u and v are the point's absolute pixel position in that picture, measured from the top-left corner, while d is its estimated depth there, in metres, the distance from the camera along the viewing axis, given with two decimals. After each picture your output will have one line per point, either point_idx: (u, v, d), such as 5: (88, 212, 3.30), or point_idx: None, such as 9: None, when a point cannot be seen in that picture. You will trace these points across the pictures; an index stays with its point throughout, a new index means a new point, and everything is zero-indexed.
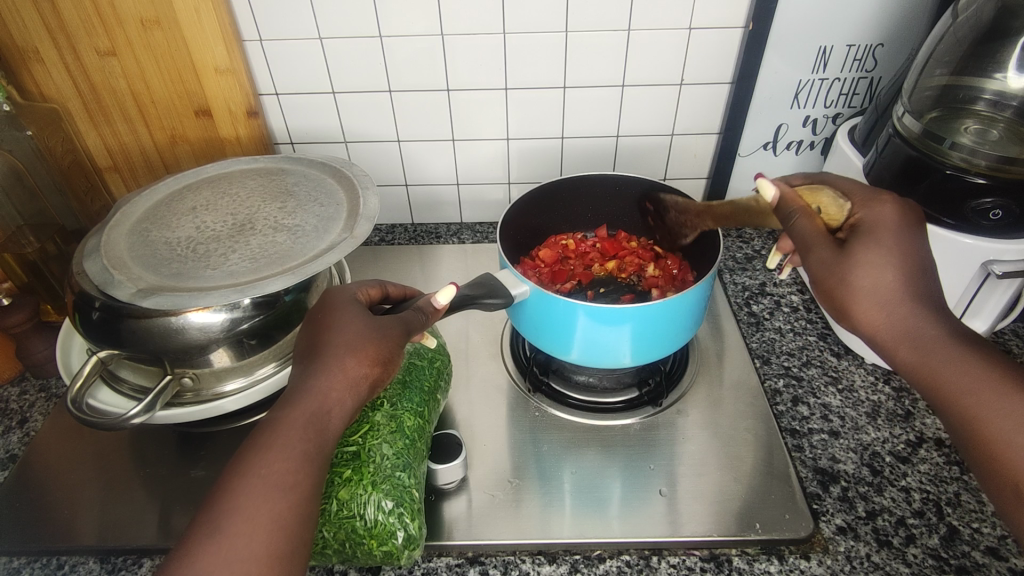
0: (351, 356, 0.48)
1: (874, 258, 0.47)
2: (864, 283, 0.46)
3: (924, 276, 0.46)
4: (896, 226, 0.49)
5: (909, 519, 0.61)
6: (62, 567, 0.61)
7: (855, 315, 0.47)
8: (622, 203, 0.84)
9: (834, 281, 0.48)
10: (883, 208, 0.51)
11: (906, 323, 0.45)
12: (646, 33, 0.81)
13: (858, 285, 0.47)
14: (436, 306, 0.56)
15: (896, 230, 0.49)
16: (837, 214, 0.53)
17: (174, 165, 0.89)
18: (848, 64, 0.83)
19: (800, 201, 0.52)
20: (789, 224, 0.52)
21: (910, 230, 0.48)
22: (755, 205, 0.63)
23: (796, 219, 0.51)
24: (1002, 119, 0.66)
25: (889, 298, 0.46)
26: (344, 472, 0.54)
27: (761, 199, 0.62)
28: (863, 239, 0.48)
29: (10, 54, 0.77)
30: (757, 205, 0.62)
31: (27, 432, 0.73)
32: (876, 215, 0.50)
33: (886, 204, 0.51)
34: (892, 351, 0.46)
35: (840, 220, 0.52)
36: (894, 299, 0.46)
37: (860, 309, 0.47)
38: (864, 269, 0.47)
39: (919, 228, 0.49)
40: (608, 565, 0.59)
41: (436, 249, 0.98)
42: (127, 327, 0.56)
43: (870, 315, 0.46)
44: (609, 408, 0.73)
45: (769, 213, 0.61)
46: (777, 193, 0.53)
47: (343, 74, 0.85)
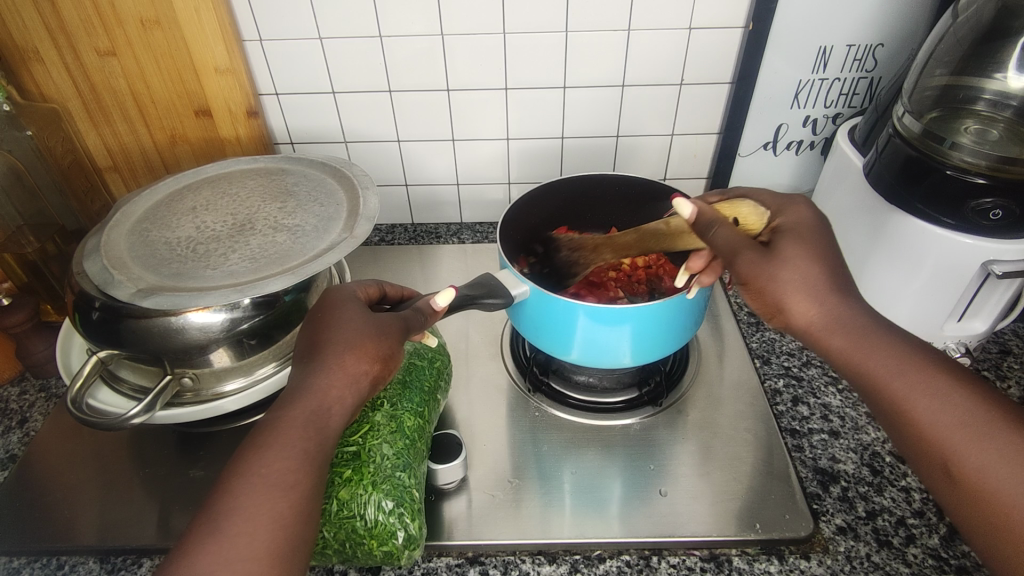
0: (350, 353, 0.48)
1: (798, 254, 0.47)
2: (789, 279, 0.46)
3: (843, 274, 0.47)
4: (811, 227, 0.50)
5: (909, 519, 0.61)
6: (61, 567, 0.61)
7: (788, 309, 0.46)
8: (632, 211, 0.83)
9: (762, 281, 0.47)
10: (795, 211, 0.53)
11: (837, 318, 0.44)
12: (646, 33, 0.81)
13: (787, 281, 0.46)
14: (436, 307, 0.56)
15: (815, 230, 0.50)
16: (756, 223, 0.56)
17: (174, 165, 0.89)
18: (848, 64, 0.83)
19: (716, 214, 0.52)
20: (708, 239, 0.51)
21: (821, 231, 0.50)
22: (666, 228, 0.67)
23: (715, 231, 0.51)
24: (1002, 119, 0.66)
25: (815, 290, 0.45)
26: (344, 472, 0.54)
27: (672, 220, 0.66)
28: (787, 240, 0.49)
29: (10, 54, 0.77)
30: (667, 227, 0.66)
31: (27, 432, 0.73)
32: (790, 218, 0.52)
33: (799, 207, 0.53)
34: (825, 344, 0.44)
35: (761, 228, 0.55)
36: (820, 289, 0.45)
37: (791, 303, 0.46)
38: (789, 267, 0.47)
39: (828, 228, 0.51)
40: (608, 565, 0.59)
41: (436, 249, 0.98)
42: (127, 327, 0.56)
43: (802, 307, 0.45)
44: (609, 408, 0.73)
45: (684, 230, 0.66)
46: (694, 210, 0.52)
47: (343, 74, 0.85)
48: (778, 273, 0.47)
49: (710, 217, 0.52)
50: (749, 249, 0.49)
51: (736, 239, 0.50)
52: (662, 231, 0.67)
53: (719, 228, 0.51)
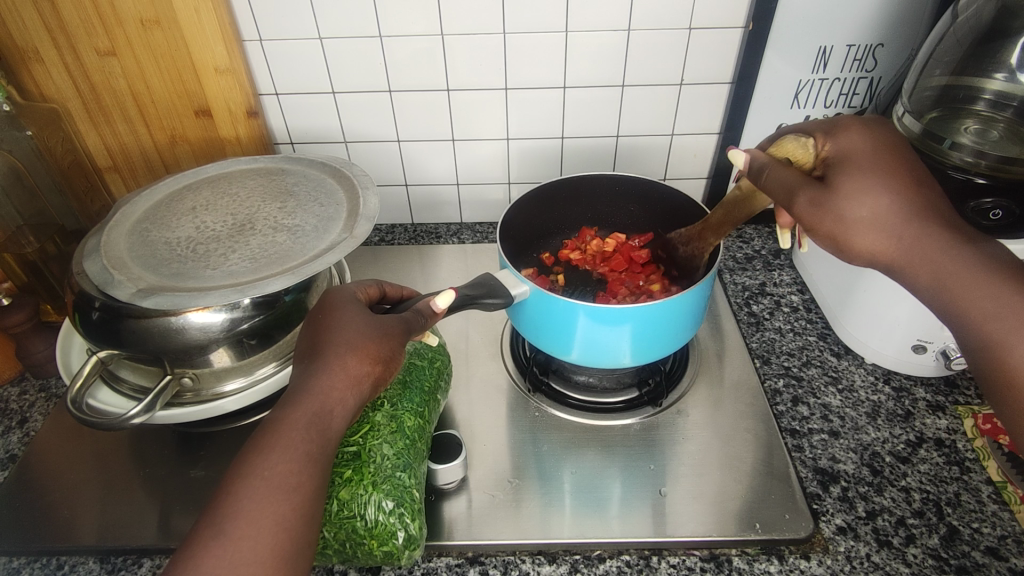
0: (351, 355, 0.48)
1: (864, 184, 0.46)
2: (858, 216, 0.46)
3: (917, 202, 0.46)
4: (862, 153, 0.49)
5: (909, 519, 0.61)
6: (62, 567, 0.61)
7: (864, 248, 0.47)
8: (666, 215, 0.81)
9: (830, 221, 0.47)
10: (846, 137, 0.50)
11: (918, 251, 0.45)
12: (646, 33, 0.81)
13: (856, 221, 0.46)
14: (436, 309, 0.56)
15: (870, 159, 0.48)
16: (804, 155, 0.52)
17: (174, 165, 0.89)
18: (848, 64, 0.83)
19: (769, 159, 0.53)
20: (762, 183, 0.52)
21: (883, 150, 0.49)
22: (739, 194, 0.61)
23: (766, 174, 0.52)
24: (1002, 119, 0.66)
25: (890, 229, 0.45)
26: (344, 472, 0.54)
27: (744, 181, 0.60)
28: (843, 171, 0.48)
29: (10, 55, 0.77)
30: (741, 191, 0.61)
31: (27, 432, 0.73)
32: (844, 145, 0.50)
33: (851, 131, 0.51)
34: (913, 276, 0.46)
35: (810, 161, 0.52)
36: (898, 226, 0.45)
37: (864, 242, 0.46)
38: (853, 200, 0.46)
39: (887, 146, 0.49)
40: (608, 565, 0.59)
41: (436, 249, 0.98)
42: (127, 327, 0.56)
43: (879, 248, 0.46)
44: (609, 408, 0.73)
45: (756, 189, 0.59)
46: (748, 158, 0.54)
47: (343, 75, 0.85)
48: (849, 209, 0.46)
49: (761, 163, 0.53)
50: (806, 190, 0.48)
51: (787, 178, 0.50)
52: (739, 198, 0.61)
53: (772, 171, 0.52)
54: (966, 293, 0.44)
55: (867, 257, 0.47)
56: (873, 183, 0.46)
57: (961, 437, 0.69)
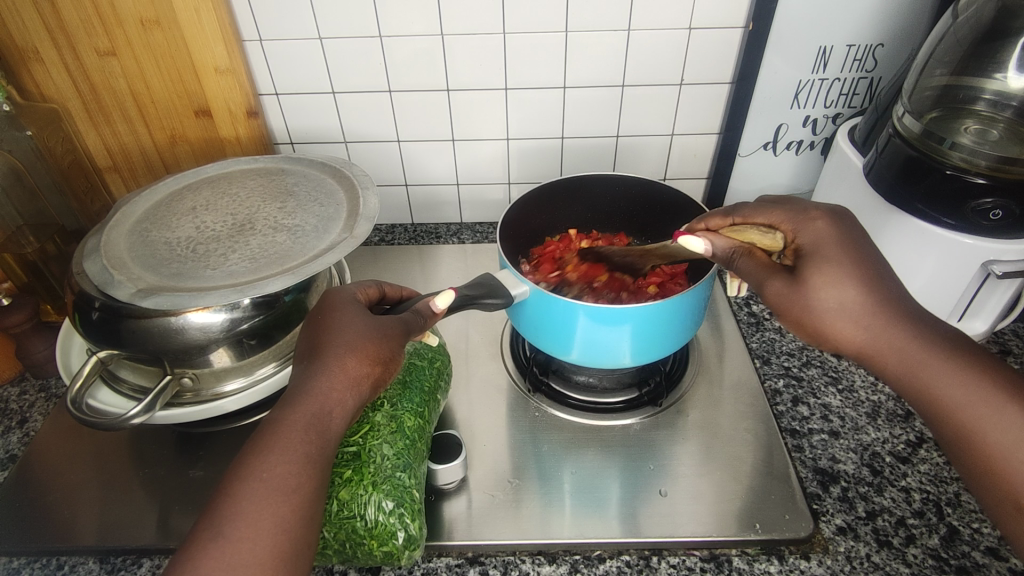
0: (351, 355, 0.48)
1: (829, 281, 0.48)
2: (825, 308, 0.48)
3: (887, 290, 0.48)
4: (830, 243, 0.50)
5: (909, 519, 0.61)
6: (61, 567, 0.61)
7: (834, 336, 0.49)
8: (637, 205, 0.82)
9: (799, 311, 0.49)
10: (812, 227, 0.52)
11: (887, 340, 0.46)
12: (646, 33, 0.81)
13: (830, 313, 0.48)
14: (435, 310, 0.56)
15: (837, 249, 0.50)
16: (773, 244, 0.55)
17: (174, 165, 0.89)
18: (849, 64, 0.83)
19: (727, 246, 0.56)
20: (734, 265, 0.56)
21: (850, 243, 0.50)
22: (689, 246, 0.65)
23: (736, 262, 0.55)
24: (1002, 119, 0.67)
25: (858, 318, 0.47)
26: (344, 472, 0.54)
27: (689, 236, 0.64)
28: (811, 264, 0.50)
29: (10, 55, 0.77)
30: (693, 240, 0.64)
31: (27, 432, 0.73)
32: (810, 237, 0.52)
33: (815, 220, 0.52)
34: (882, 366, 0.47)
35: (778, 248, 0.55)
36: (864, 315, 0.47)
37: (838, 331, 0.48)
38: (821, 295, 0.48)
39: (851, 236, 0.51)
40: (608, 566, 0.59)
41: (436, 249, 0.98)
42: (127, 327, 0.56)
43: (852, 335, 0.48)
44: (609, 408, 0.73)
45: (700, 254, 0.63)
46: (703, 244, 0.56)
47: (342, 75, 0.85)
48: (818, 303, 0.48)
49: (727, 253, 0.56)
50: (775, 284, 0.51)
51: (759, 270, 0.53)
52: (688, 253, 0.65)
53: (741, 264, 0.55)
54: (931, 380, 0.45)
55: (843, 346, 0.49)
56: (840, 278, 0.48)
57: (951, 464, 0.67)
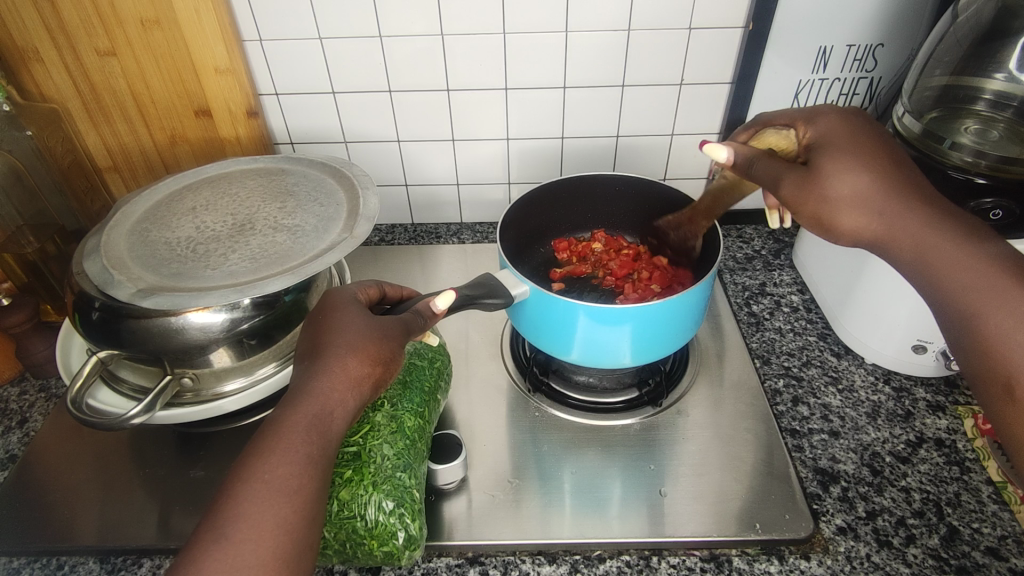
0: (352, 356, 0.48)
1: (845, 164, 0.50)
2: (842, 190, 0.49)
3: (896, 175, 0.49)
4: (840, 134, 0.52)
5: (909, 519, 0.61)
6: (62, 567, 0.61)
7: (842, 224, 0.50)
8: (613, 199, 0.83)
9: (813, 201, 0.51)
10: (823, 120, 0.54)
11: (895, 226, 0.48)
12: (646, 33, 0.81)
13: (836, 199, 0.49)
14: (436, 310, 0.56)
15: (847, 138, 0.52)
16: (788, 143, 0.57)
17: (174, 165, 0.89)
18: (848, 64, 0.83)
19: (752, 152, 0.56)
20: (752, 175, 0.56)
21: (857, 131, 0.52)
22: (728, 181, 0.65)
23: (754, 167, 0.55)
24: (1002, 119, 0.66)
25: (869, 204, 0.49)
26: (344, 472, 0.54)
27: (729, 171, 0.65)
28: (827, 152, 0.51)
29: (10, 55, 0.77)
30: (729, 178, 0.65)
31: (27, 432, 0.73)
32: (820, 130, 0.54)
33: (827, 116, 0.54)
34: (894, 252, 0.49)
35: (795, 147, 0.57)
36: (873, 200, 0.49)
37: (843, 220, 0.50)
38: (836, 179, 0.50)
39: (860, 127, 0.53)
40: (608, 565, 0.59)
41: (436, 249, 0.98)
42: (127, 327, 0.56)
43: (857, 223, 0.49)
44: (609, 408, 0.73)
45: (740, 180, 0.63)
46: (726, 151, 0.56)
47: (342, 74, 0.85)
48: (830, 188, 0.50)
49: (749, 158, 0.56)
50: (790, 173, 0.52)
51: (775, 168, 0.54)
52: (727, 186, 0.66)
53: (759, 162, 0.55)
54: (937, 263, 0.46)
55: (850, 235, 0.50)
56: (852, 164, 0.50)
57: (961, 437, 0.69)
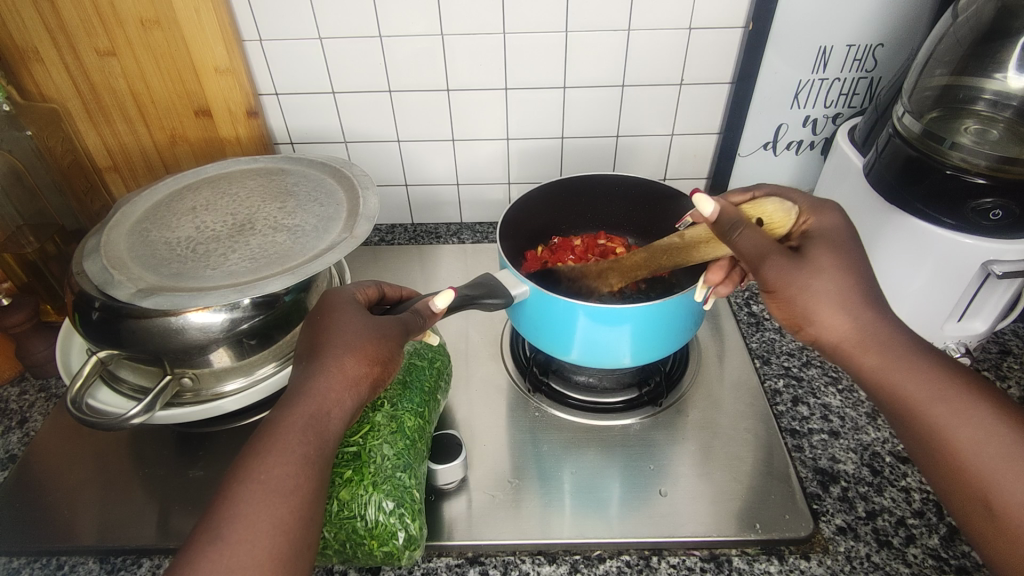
0: (350, 356, 0.48)
1: (832, 261, 0.49)
2: (823, 288, 0.48)
3: (874, 284, 0.49)
4: (839, 234, 0.52)
5: (909, 519, 0.61)
6: (61, 567, 0.61)
7: (818, 321, 0.49)
8: (608, 199, 0.83)
9: (795, 290, 0.49)
10: (827, 216, 0.54)
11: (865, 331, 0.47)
12: (646, 33, 0.81)
13: (817, 292, 0.48)
14: (435, 309, 0.56)
15: (843, 239, 0.51)
16: (782, 221, 0.55)
17: (174, 165, 0.89)
18: (848, 64, 0.83)
19: (736, 214, 0.52)
20: (732, 241, 0.52)
21: (851, 234, 0.52)
22: (680, 240, 0.66)
23: (739, 233, 0.51)
24: (1002, 119, 0.66)
25: (848, 304, 0.48)
26: (344, 472, 0.54)
27: (686, 232, 0.66)
28: (816, 245, 0.51)
29: (10, 55, 0.77)
30: (682, 239, 0.66)
31: (27, 432, 0.73)
32: (821, 223, 0.53)
33: (827, 212, 0.54)
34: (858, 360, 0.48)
35: (787, 226, 0.56)
36: (856, 303, 0.48)
37: (820, 315, 0.48)
38: (816, 276, 0.49)
39: (855, 235, 0.52)
40: (608, 565, 0.59)
41: (436, 249, 0.98)
42: (126, 327, 0.56)
43: (832, 321, 0.48)
44: (609, 408, 0.73)
45: (699, 241, 0.65)
46: (715, 209, 0.51)
47: (342, 74, 0.85)
48: (812, 283, 0.49)
49: (733, 220, 0.52)
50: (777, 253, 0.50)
51: (764, 244, 0.50)
52: (704, 237, 0.64)
53: (745, 232, 0.51)
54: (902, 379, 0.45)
55: (820, 331, 0.49)
56: (837, 265, 0.49)
57: None
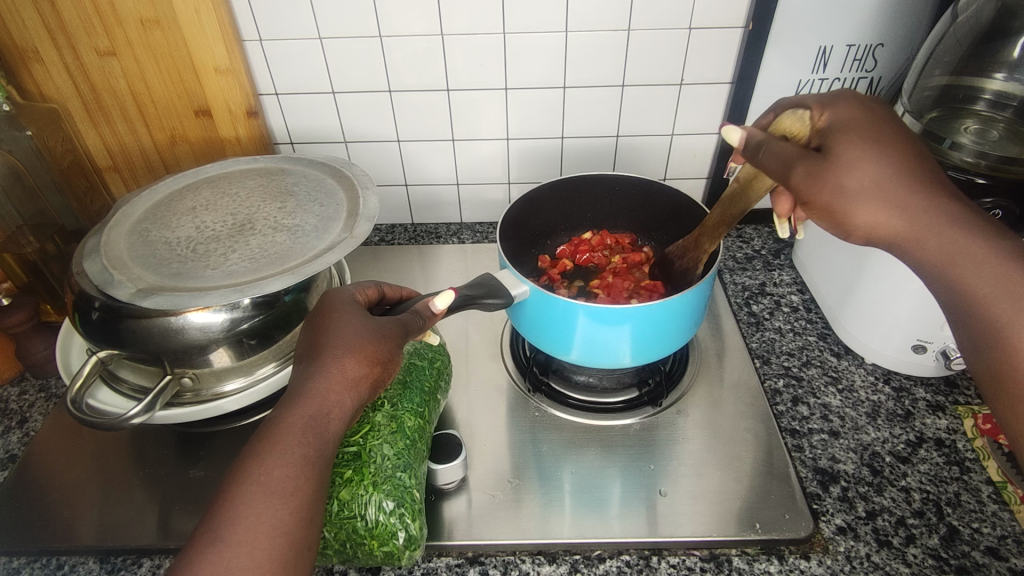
0: (350, 356, 0.48)
1: (862, 152, 0.45)
2: (857, 183, 0.44)
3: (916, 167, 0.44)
4: (860, 121, 0.47)
5: (909, 519, 0.61)
6: (61, 567, 0.61)
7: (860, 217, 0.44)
8: (607, 199, 0.83)
9: (828, 192, 0.45)
10: (841, 105, 0.49)
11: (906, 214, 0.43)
12: (646, 32, 0.81)
13: (852, 189, 0.44)
14: (435, 310, 0.56)
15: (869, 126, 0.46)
16: (802, 129, 0.51)
17: (174, 165, 0.89)
18: (848, 64, 0.83)
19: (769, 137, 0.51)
20: (760, 162, 0.51)
21: (872, 114, 0.48)
22: (737, 185, 0.60)
23: (765, 151, 0.51)
24: (1002, 119, 0.66)
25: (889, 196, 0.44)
26: (344, 472, 0.54)
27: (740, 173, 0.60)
28: (839, 139, 0.46)
29: (10, 55, 0.77)
30: (739, 181, 0.60)
31: (27, 432, 0.73)
32: (837, 115, 0.48)
33: (843, 102, 0.49)
34: (921, 249, 0.44)
35: (806, 132, 0.51)
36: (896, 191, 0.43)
37: (859, 212, 0.44)
38: (853, 169, 0.44)
39: (878, 112, 0.48)
40: (608, 565, 0.59)
41: (436, 249, 0.98)
42: (126, 327, 0.56)
43: (875, 215, 0.44)
44: (609, 408, 0.73)
45: (752, 178, 0.59)
46: (742, 133, 0.52)
47: (342, 73, 0.85)
48: (842, 176, 0.45)
49: (761, 141, 0.51)
50: (803, 162, 0.47)
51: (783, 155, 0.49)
52: (738, 189, 0.60)
53: (767, 148, 0.50)
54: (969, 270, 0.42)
55: (869, 232, 0.45)
56: (873, 150, 0.45)
57: (961, 437, 0.69)
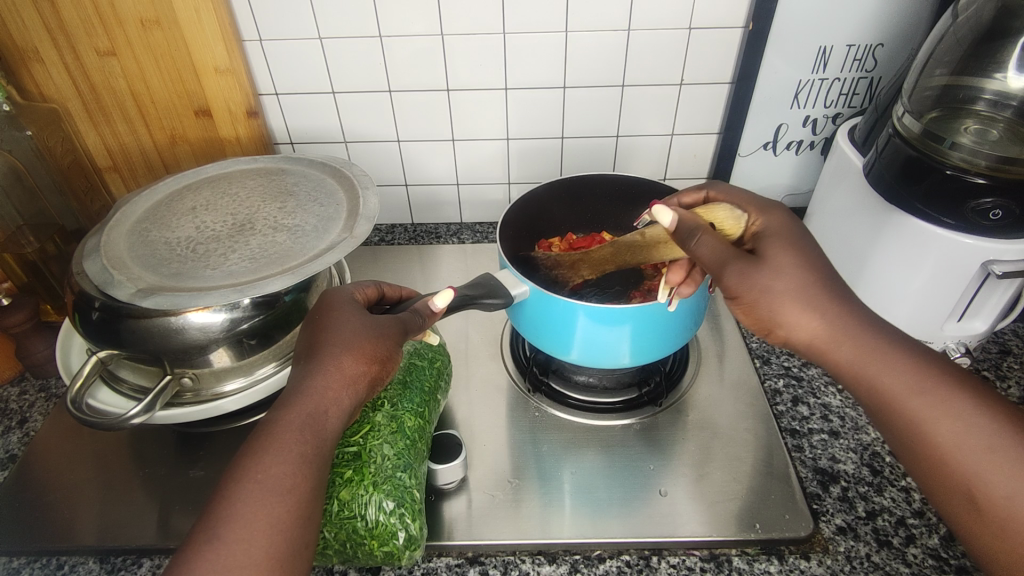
0: (347, 355, 0.48)
1: (787, 259, 0.49)
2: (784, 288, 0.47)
3: (830, 278, 0.48)
4: (786, 230, 0.52)
5: (909, 519, 0.61)
6: (62, 567, 0.61)
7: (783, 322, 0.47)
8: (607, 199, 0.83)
9: (756, 292, 0.48)
10: (774, 214, 0.54)
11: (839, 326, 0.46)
12: (646, 33, 0.81)
13: (779, 293, 0.47)
14: (434, 309, 0.56)
15: (788, 237, 0.51)
16: (734, 227, 0.56)
17: (174, 165, 0.89)
18: (848, 64, 0.83)
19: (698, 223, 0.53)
20: (692, 248, 0.53)
21: (799, 230, 0.52)
22: (641, 238, 0.66)
23: (698, 240, 0.52)
24: (1002, 119, 0.67)
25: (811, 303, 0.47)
26: (344, 472, 0.54)
27: (647, 231, 0.66)
28: (769, 247, 0.50)
29: (10, 55, 0.77)
30: (643, 238, 0.66)
31: (27, 432, 0.73)
32: (768, 222, 0.54)
33: (774, 213, 0.54)
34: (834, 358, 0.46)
35: (738, 232, 0.56)
36: (815, 299, 0.47)
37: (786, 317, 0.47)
38: (778, 275, 0.48)
39: (804, 229, 0.53)
40: (608, 565, 0.59)
41: (436, 249, 0.98)
42: (126, 327, 0.56)
43: (800, 321, 0.47)
44: (609, 408, 0.73)
45: (658, 241, 0.65)
46: (674, 217, 0.55)
47: (342, 74, 0.85)
48: (773, 283, 0.48)
49: (691, 228, 0.53)
50: (738, 258, 0.50)
51: (720, 248, 0.51)
52: (639, 243, 0.67)
53: (704, 238, 0.52)
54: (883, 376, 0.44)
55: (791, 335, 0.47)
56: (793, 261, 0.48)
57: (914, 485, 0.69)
